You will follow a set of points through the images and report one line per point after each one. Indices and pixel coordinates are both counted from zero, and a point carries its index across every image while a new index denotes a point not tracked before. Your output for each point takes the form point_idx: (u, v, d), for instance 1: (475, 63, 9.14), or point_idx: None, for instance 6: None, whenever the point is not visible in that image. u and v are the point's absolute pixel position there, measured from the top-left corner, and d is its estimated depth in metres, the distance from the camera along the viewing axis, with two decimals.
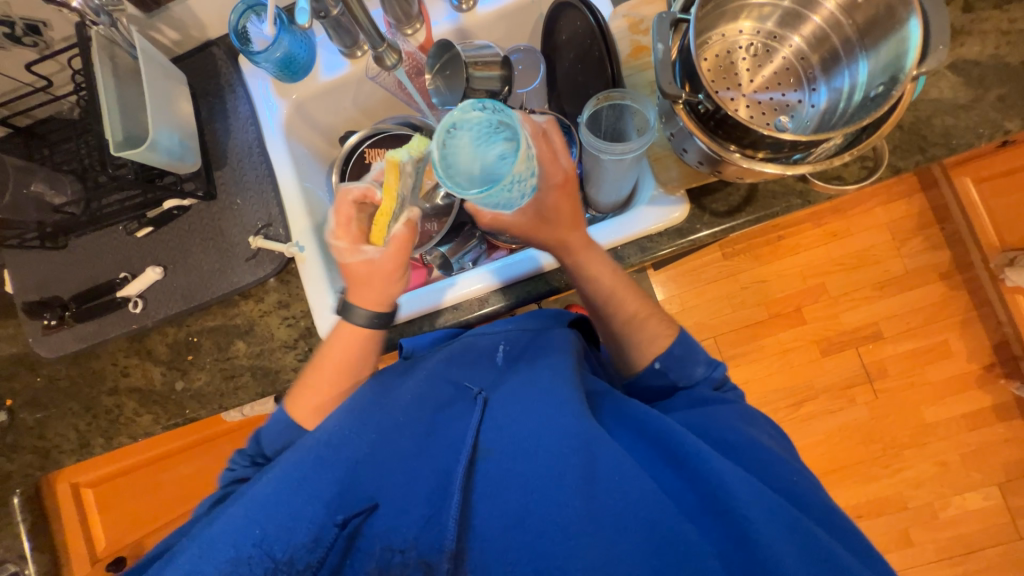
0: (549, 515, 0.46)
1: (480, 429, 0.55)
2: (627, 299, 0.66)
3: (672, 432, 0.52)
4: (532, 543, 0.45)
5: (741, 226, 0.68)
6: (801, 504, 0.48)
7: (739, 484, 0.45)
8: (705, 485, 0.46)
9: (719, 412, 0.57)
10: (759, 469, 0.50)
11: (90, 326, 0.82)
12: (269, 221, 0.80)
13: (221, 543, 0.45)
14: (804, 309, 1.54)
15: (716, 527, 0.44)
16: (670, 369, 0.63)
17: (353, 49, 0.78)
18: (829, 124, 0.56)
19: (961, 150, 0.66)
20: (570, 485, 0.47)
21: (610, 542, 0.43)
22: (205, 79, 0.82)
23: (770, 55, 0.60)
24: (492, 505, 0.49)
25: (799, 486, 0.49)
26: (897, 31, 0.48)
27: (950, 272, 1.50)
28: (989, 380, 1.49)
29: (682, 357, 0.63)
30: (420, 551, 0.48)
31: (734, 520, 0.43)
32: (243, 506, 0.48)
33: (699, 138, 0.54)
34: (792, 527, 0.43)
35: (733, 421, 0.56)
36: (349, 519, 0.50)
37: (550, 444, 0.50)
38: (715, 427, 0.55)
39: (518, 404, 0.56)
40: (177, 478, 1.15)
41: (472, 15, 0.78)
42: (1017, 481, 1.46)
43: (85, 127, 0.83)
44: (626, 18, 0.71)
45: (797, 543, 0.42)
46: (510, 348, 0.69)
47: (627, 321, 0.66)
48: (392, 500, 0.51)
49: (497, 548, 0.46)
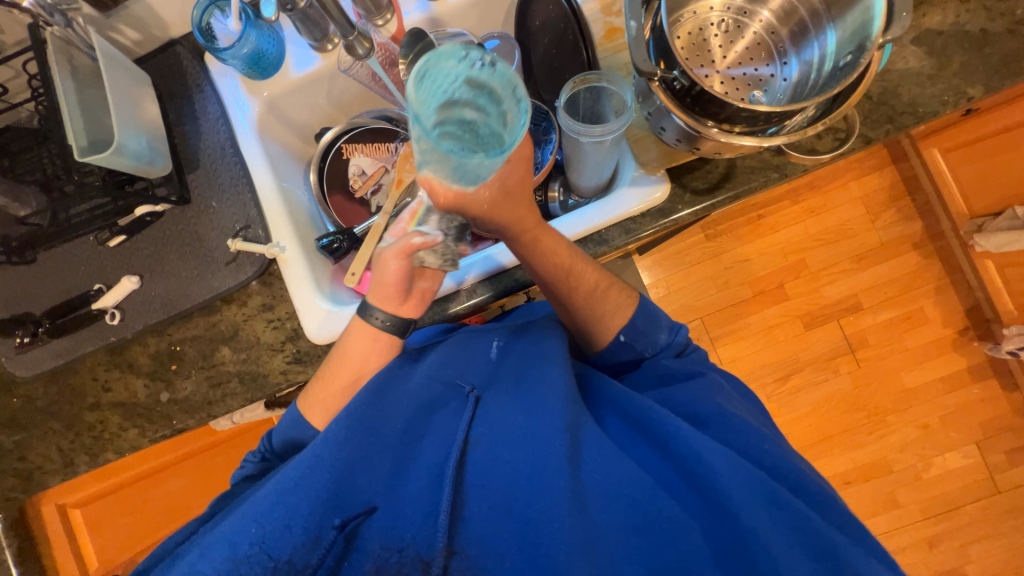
0: (541, 505, 0.49)
1: (473, 425, 0.58)
2: (584, 274, 0.62)
3: (657, 416, 0.55)
4: (524, 530, 0.49)
5: (722, 203, 0.69)
6: (772, 472, 0.53)
7: (718, 459, 0.50)
8: (687, 463, 0.51)
9: (696, 387, 0.61)
10: (733, 441, 0.55)
11: (67, 341, 0.80)
12: (247, 223, 0.78)
13: (221, 544, 0.46)
14: (786, 285, 1.57)
15: (695, 501, 0.50)
16: (635, 340, 0.65)
17: (323, 42, 0.76)
18: (802, 95, 0.56)
19: (928, 118, 0.68)
20: (561, 472, 0.50)
21: (595, 522, 0.48)
22: (170, 79, 0.80)
23: (741, 30, 0.61)
24: (485, 499, 0.53)
25: (768, 453, 0.54)
26: (861, 2, 0.48)
27: (923, 241, 1.55)
28: (964, 343, 1.55)
29: (643, 328, 0.65)
30: (417, 548, 0.52)
31: (711, 494, 0.49)
32: (242, 511, 0.48)
33: (676, 115, 0.54)
34: (764, 497, 0.48)
35: (707, 395, 0.60)
36: (348, 522, 0.51)
37: (541, 435, 0.53)
38: (690, 402, 0.59)
39: (510, 399, 0.58)
40: (169, 494, 1.13)
41: (444, 4, 0.77)
42: (993, 438, 1.53)
43: (47, 136, 0.80)
44: (598, 1, 0.71)
45: (767, 511, 0.47)
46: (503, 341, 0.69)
47: (591, 294, 0.63)
48: (389, 501, 0.53)
49: (490, 537, 0.51)
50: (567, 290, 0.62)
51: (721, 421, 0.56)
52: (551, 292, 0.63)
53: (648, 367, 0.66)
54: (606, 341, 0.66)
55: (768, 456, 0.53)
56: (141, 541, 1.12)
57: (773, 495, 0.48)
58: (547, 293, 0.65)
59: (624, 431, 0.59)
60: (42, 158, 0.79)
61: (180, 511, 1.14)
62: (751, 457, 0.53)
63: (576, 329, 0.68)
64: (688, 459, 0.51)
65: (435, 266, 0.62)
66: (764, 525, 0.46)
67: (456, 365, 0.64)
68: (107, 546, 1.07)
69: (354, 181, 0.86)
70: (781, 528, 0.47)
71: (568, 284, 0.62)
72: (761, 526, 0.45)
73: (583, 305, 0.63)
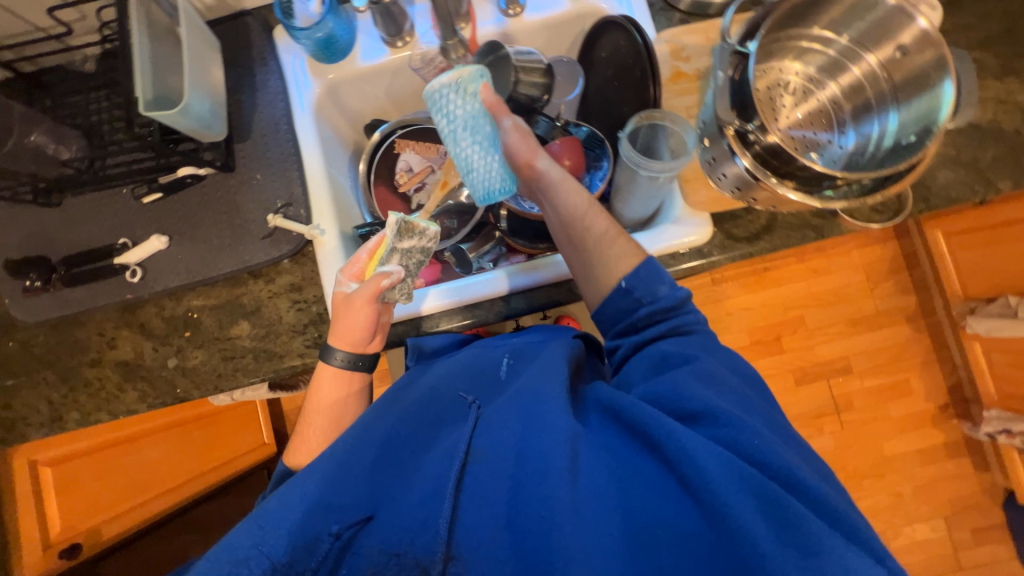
0: (537, 512, 0.45)
1: (473, 436, 0.54)
2: (597, 217, 0.63)
3: (652, 412, 0.48)
4: (518, 538, 0.45)
5: (757, 253, 0.72)
6: (804, 486, 0.43)
7: (709, 459, 0.43)
8: (680, 466, 0.44)
9: (682, 376, 0.52)
10: (729, 438, 0.46)
11: (79, 292, 0.77)
12: (290, 200, 0.77)
13: (228, 545, 0.47)
14: (783, 339, 1.61)
15: (689, 506, 0.44)
16: (636, 287, 0.60)
17: (395, 38, 0.79)
18: (858, 164, 0.61)
19: (958, 203, 0.72)
20: (554, 474, 0.46)
21: (587, 531, 0.44)
22: (236, 48, 0.80)
23: (808, 96, 0.65)
24: (482, 505, 0.48)
25: (764, 448, 0.45)
26: (933, 91, 0.54)
27: (915, 315, 1.61)
28: (943, 418, 1.60)
29: (646, 278, 0.60)
30: (416, 553, 0.47)
31: (705, 498, 0.42)
32: (252, 520, 0.49)
33: (740, 157, 0.57)
34: (779, 513, 0.41)
35: (695, 386, 0.51)
36: (344, 530, 0.49)
37: (536, 443, 0.49)
38: (679, 395, 0.50)
39: (509, 407, 0.55)
40: (144, 464, 1.09)
41: (518, 21, 0.79)
42: (961, 515, 1.57)
43: (97, 82, 0.78)
44: (668, 44, 0.74)
45: (784, 530, 0.41)
46: (514, 361, 0.69)
47: (601, 238, 0.63)
48: (387, 510, 0.50)
49: (485, 546, 0.46)
50: (581, 233, 0.64)
51: (717, 415, 0.48)
52: (567, 235, 0.65)
53: (645, 353, 0.59)
54: (607, 288, 0.62)
55: (762, 452, 0.45)
56: (107, 512, 1.04)
57: (781, 505, 0.41)
58: (561, 237, 0.67)
59: (613, 429, 0.52)
60: (88, 103, 0.77)
61: (159, 479, 1.12)
62: (750, 456, 0.45)
63: (582, 280, 0.66)
64: (680, 461, 0.44)
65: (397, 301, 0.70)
66: (762, 533, 0.40)
67: (461, 377, 0.66)
68: (73, 515, 0.98)
69: (400, 176, 0.88)
70: (782, 540, 0.41)
71: (584, 225, 0.64)
72: (760, 536, 0.40)
73: (593, 248, 0.63)
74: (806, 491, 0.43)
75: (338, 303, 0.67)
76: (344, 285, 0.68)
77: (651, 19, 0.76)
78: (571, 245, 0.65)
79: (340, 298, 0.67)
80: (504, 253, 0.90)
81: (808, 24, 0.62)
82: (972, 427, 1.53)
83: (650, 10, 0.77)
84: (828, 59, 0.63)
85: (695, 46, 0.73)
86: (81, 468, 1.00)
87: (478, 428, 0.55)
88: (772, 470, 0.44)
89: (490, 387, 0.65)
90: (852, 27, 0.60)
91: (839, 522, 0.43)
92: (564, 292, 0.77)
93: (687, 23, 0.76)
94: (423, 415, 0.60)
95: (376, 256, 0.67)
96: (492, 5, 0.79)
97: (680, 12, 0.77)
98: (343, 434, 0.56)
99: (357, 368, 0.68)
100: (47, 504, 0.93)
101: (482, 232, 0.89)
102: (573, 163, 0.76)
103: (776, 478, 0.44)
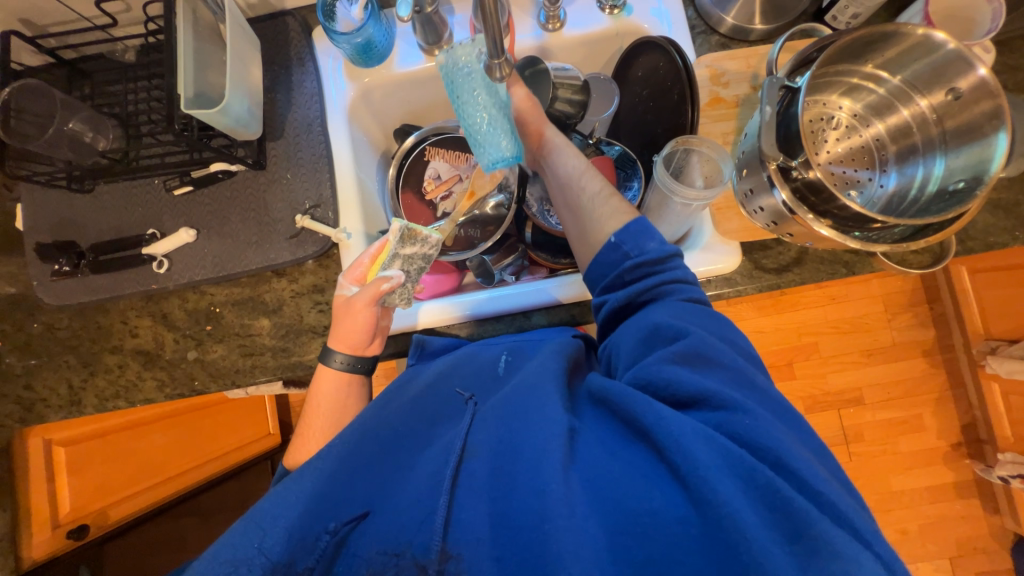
0: (530, 505, 0.44)
1: (470, 433, 0.54)
2: (592, 177, 0.63)
3: (638, 403, 0.47)
4: (510, 533, 0.44)
5: (785, 285, 0.71)
6: (789, 471, 0.42)
7: (698, 445, 0.42)
8: (669, 454, 0.43)
9: (675, 355, 0.49)
10: (720, 423, 0.45)
11: (105, 279, 0.78)
12: (318, 202, 0.78)
13: (232, 542, 0.48)
14: (795, 365, 1.58)
15: (677, 493, 0.42)
16: (625, 242, 0.57)
17: (432, 46, 0.79)
18: (897, 207, 0.60)
19: (995, 248, 0.69)
20: (546, 467, 0.45)
21: (580, 524, 0.42)
22: (274, 47, 0.80)
23: (852, 132, 0.65)
24: (477, 501, 0.47)
25: (755, 430, 0.43)
26: (986, 142, 0.53)
27: (933, 350, 1.58)
28: (954, 458, 1.57)
29: (637, 233, 0.57)
30: (414, 552, 0.46)
31: (693, 485, 0.40)
32: (252, 519, 0.49)
33: (779, 190, 0.55)
34: (762, 496, 0.40)
35: (685, 368, 0.48)
36: (341, 527, 0.49)
37: (529, 436, 0.49)
38: (668, 380, 0.48)
39: (505, 404, 0.54)
40: (154, 447, 1.11)
41: (557, 36, 0.79)
42: (966, 557, 1.54)
43: (134, 72, 0.79)
44: (708, 69, 0.73)
45: (769, 514, 0.39)
46: (512, 357, 0.68)
47: (594, 197, 0.62)
48: (382, 508, 0.50)
49: (480, 543, 0.44)
50: (576, 192, 0.64)
51: (710, 399, 0.46)
52: (564, 198, 0.66)
53: (634, 325, 0.55)
54: (597, 244, 0.60)
55: (752, 434, 0.43)
56: (117, 493, 1.05)
57: (775, 492, 0.40)
58: (560, 202, 0.67)
59: (605, 420, 0.51)
60: (127, 93, 0.78)
61: (167, 463, 1.14)
62: (743, 441, 0.43)
63: (576, 239, 0.64)
64: (669, 449, 0.43)
65: (397, 306, 0.71)
66: (752, 520, 0.38)
67: (461, 371, 0.66)
68: (84, 494, 0.99)
69: (428, 183, 0.88)
70: (771, 526, 0.39)
71: (579, 185, 0.64)
72: (752, 527, 0.38)
73: (585, 207, 0.62)
74: (803, 482, 0.41)
75: (339, 309, 0.68)
76: (346, 288, 0.69)
77: (690, 41, 0.76)
78: (568, 208, 0.65)
79: (341, 301, 0.68)
80: (526, 266, 0.89)
81: (862, 62, 0.61)
82: (984, 469, 1.48)
83: (689, 32, 0.76)
84: (878, 98, 0.63)
85: (734, 71, 0.73)
86: (92, 450, 1.00)
87: (474, 427, 0.55)
88: (764, 453, 0.42)
89: (490, 384, 0.64)
90: (906, 67, 0.59)
91: (838, 513, 0.40)
92: (583, 313, 0.77)
93: (727, 47, 0.76)
94: (422, 414, 0.61)
95: (377, 261, 0.69)
96: (532, 19, 0.79)
97: (720, 36, 0.76)
98: (341, 432, 0.56)
99: (355, 370, 0.68)
100: (59, 482, 0.95)
101: (505, 244, 0.89)
102: None
103: (766, 461, 0.42)
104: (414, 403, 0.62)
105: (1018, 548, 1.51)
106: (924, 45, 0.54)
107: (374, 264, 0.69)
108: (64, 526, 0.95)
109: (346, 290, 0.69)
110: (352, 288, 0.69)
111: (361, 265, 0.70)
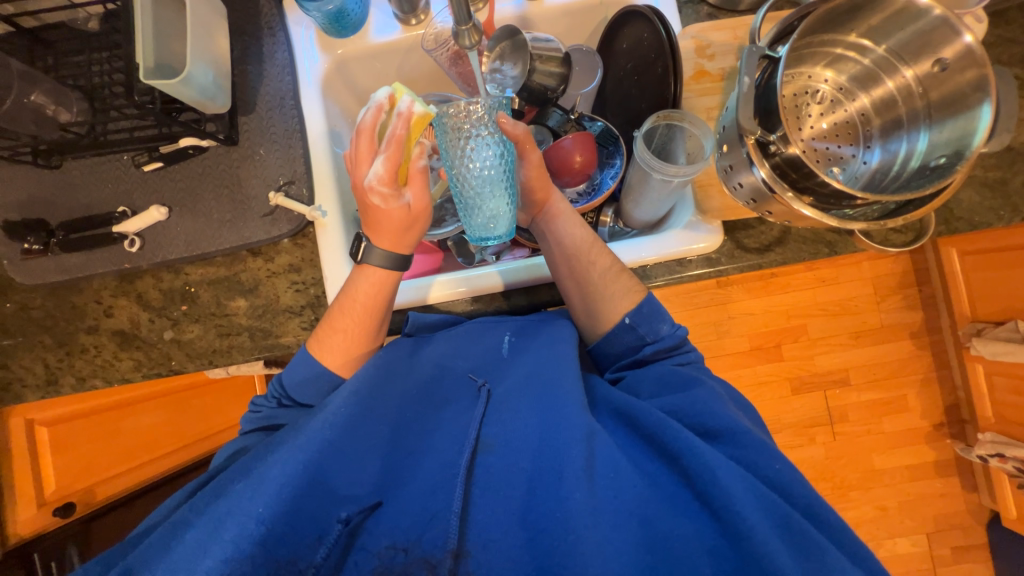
0: (553, 512, 0.44)
1: (484, 423, 0.53)
2: (603, 252, 0.63)
3: (668, 426, 0.48)
4: (532, 535, 0.44)
5: (768, 265, 0.69)
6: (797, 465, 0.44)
7: (733, 480, 0.42)
8: (701, 482, 0.44)
9: (702, 394, 0.52)
10: (748, 460, 0.46)
11: (77, 258, 0.76)
12: (292, 178, 0.76)
13: (226, 530, 0.42)
14: (783, 347, 1.55)
15: (707, 520, 0.43)
16: (639, 325, 0.59)
17: (409, 16, 0.77)
18: (880, 185, 0.60)
19: (981, 229, 0.67)
20: (570, 476, 0.45)
21: (604, 536, 0.42)
22: (246, 17, 0.79)
23: (837, 107, 0.64)
24: (496, 501, 0.47)
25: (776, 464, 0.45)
26: (971, 114, 0.53)
27: (920, 332, 1.56)
28: (937, 437, 1.57)
29: (650, 315, 0.59)
30: (422, 550, 0.44)
31: (726, 517, 0.41)
32: (250, 485, 0.45)
33: (758, 166, 0.54)
34: (782, 528, 0.41)
35: (715, 403, 0.51)
36: (353, 517, 0.46)
37: (552, 441, 0.49)
38: (698, 411, 0.50)
39: (524, 399, 0.54)
40: (138, 428, 1.10)
41: (538, 5, 0.76)
42: (943, 532, 1.56)
43: (97, 42, 0.76)
44: (694, 40, 0.70)
45: (789, 545, 0.40)
46: (516, 337, 0.63)
47: (605, 273, 0.62)
48: (397, 496, 0.49)
49: (500, 542, 0.44)
50: (585, 264, 0.62)
51: (739, 436, 0.48)
52: (569, 268, 0.64)
53: (649, 368, 0.58)
54: (608, 324, 0.61)
55: (779, 477, 0.45)
56: (104, 472, 1.06)
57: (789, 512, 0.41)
58: (562, 270, 0.64)
59: (623, 431, 0.52)
60: (92, 63, 0.75)
61: (154, 443, 1.14)
62: (773, 485, 0.45)
63: (582, 313, 0.64)
64: (701, 478, 0.44)
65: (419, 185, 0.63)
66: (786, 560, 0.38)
67: (465, 353, 0.62)
68: (69, 474, 1.00)
69: None
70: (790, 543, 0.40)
71: (587, 259, 0.63)
72: (789, 570, 0.37)
73: (597, 284, 0.61)
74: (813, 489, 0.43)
75: (415, 213, 0.59)
76: (395, 197, 0.57)
77: (677, 10, 0.72)
78: (572, 280, 0.63)
79: (402, 212, 0.58)
80: (508, 246, 0.86)
81: (847, 30, 0.60)
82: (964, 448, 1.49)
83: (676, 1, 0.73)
84: (864, 69, 0.62)
85: (720, 43, 0.70)
86: (81, 427, 1.02)
87: (487, 416, 0.54)
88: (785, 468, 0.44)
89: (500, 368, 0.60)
90: (892, 36, 0.58)
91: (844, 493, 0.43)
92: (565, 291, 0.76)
93: (715, 18, 0.73)
94: (426, 397, 0.58)
95: (408, 155, 0.58)
96: None
97: (709, 6, 0.73)
98: (336, 400, 0.52)
99: (393, 267, 0.62)
100: (43, 462, 0.96)
101: None
102: (584, 159, 0.72)
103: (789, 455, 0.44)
104: (419, 385, 0.58)
105: (993, 524, 1.54)
106: (909, 11, 0.54)
107: (406, 162, 0.58)
108: (51, 504, 0.97)
109: (396, 202, 0.57)
110: (400, 193, 0.58)
111: (396, 162, 0.56)
